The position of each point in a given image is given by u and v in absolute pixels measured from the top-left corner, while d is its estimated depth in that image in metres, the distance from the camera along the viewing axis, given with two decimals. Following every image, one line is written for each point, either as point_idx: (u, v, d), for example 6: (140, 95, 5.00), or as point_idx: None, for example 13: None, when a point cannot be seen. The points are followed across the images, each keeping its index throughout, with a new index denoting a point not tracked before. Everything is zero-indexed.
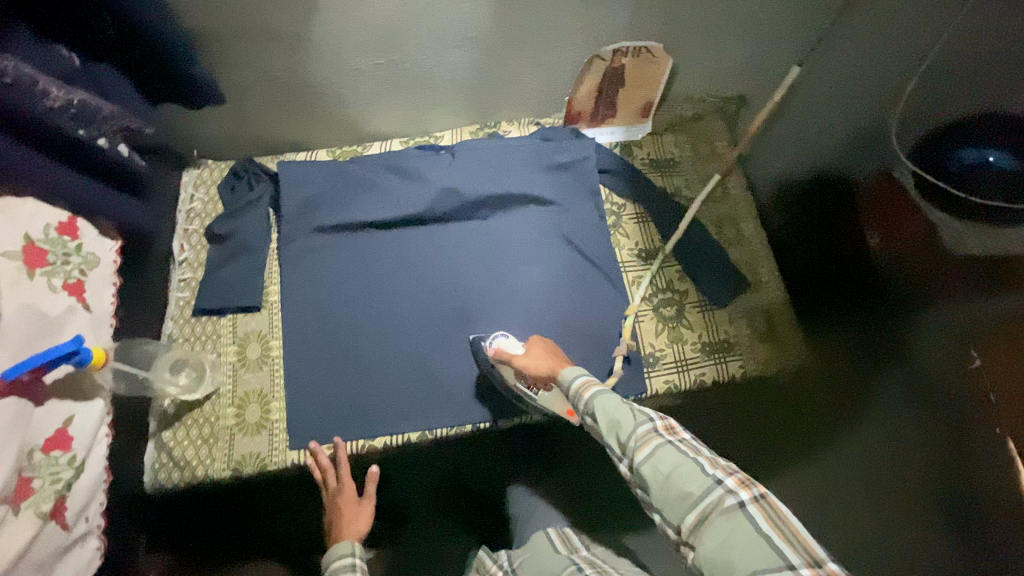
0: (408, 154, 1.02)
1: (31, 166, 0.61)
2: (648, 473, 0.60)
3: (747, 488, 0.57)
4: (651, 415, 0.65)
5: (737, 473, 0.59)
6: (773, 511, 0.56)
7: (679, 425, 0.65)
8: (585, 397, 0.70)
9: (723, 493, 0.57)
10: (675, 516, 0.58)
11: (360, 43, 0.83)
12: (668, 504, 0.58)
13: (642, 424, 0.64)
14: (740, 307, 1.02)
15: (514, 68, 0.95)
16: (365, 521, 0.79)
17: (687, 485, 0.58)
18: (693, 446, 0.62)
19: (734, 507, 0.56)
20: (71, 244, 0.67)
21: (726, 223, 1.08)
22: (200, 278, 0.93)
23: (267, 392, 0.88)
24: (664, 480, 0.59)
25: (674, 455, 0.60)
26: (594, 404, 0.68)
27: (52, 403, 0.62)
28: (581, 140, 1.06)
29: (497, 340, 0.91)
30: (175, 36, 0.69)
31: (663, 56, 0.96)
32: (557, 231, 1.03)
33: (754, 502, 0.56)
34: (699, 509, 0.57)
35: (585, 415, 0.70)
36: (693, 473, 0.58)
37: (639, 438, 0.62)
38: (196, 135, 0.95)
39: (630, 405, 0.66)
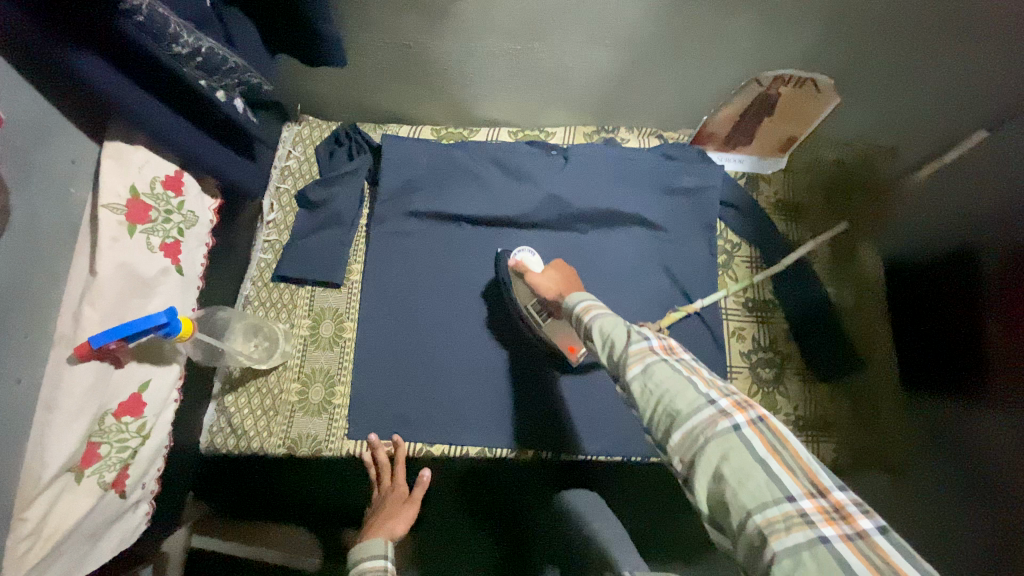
0: (517, 148, 0.94)
1: (145, 109, 0.56)
2: (637, 393, 0.50)
3: (743, 410, 0.47)
4: (645, 332, 0.54)
5: (734, 393, 0.48)
6: (774, 436, 0.45)
7: (680, 345, 0.54)
8: (584, 318, 0.60)
9: (716, 415, 0.46)
10: (662, 436, 0.48)
11: (502, 26, 0.75)
12: (657, 425, 0.49)
13: (633, 341, 0.52)
14: (845, 384, 0.93)
15: (656, 77, 0.85)
16: (402, 525, 0.75)
17: (675, 403, 0.47)
18: (691, 366, 0.51)
19: (729, 430, 0.45)
20: (174, 201, 0.63)
21: (846, 286, 0.98)
22: (284, 242, 0.89)
23: (333, 372, 0.85)
24: (653, 399, 0.49)
25: (666, 371, 0.49)
26: (592, 324, 0.58)
27: (130, 367, 0.59)
28: (707, 165, 0.95)
29: (522, 254, 0.86)
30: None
31: (830, 93, 0.83)
32: (660, 260, 0.94)
33: (751, 424, 0.46)
34: (686, 429, 0.47)
35: (585, 339, 0.60)
36: (684, 391, 0.48)
37: (630, 357, 0.52)
38: (305, 90, 0.90)
39: (625, 322, 0.56)
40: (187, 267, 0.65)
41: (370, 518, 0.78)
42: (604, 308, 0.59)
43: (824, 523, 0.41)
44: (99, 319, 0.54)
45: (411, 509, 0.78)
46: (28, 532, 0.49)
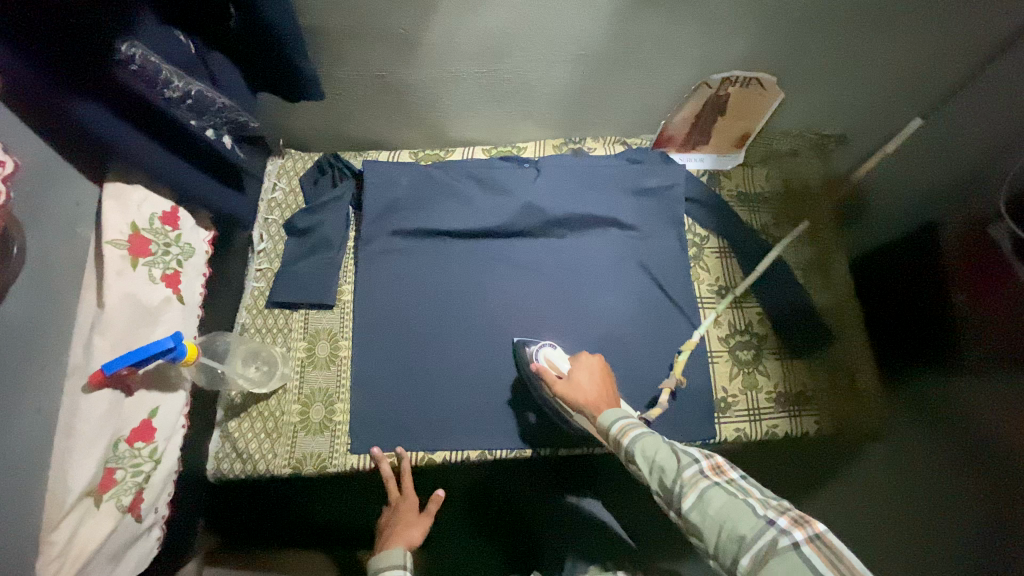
0: (491, 164, 1.00)
1: (145, 152, 0.61)
2: (700, 520, 0.59)
3: (802, 527, 0.56)
4: (695, 455, 0.63)
5: (789, 511, 0.58)
6: (830, 549, 0.54)
7: (727, 465, 0.63)
8: (625, 443, 0.67)
9: (777, 534, 0.56)
10: (731, 560, 0.57)
11: (468, 51, 0.81)
12: (724, 548, 0.57)
13: (687, 466, 0.62)
14: (821, 357, 0.98)
15: (615, 88, 0.92)
16: (418, 532, 0.80)
17: (739, 527, 0.57)
18: (743, 487, 0.61)
19: (790, 548, 0.55)
20: (173, 235, 0.67)
21: (813, 266, 1.03)
22: (276, 270, 0.92)
23: (332, 390, 0.88)
24: (717, 524, 0.58)
25: (722, 497, 0.59)
26: (635, 448, 0.65)
27: (139, 395, 0.62)
28: (671, 166, 1.02)
29: (543, 354, 0.84)
30: (294, 34, 0.68)
31: (773, 89, 0.92)
32: (636, 258, 0.99)
33: (809, 542, 0.55)
34: (752, 553, 0.55)
35: (626, 461, 0.67)
36: (745, 516, 0.57)
37: (687, 483, 0.60)
38: (287, 125, 0.95)
39: (673, 446, 0.65)
40: (187, 295, 0.69)
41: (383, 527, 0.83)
42: (647, 430, 0.67)
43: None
44: (109, 348, 0.59)
45: (425, 520, 0.82)
46: (58, 553, 0.52)
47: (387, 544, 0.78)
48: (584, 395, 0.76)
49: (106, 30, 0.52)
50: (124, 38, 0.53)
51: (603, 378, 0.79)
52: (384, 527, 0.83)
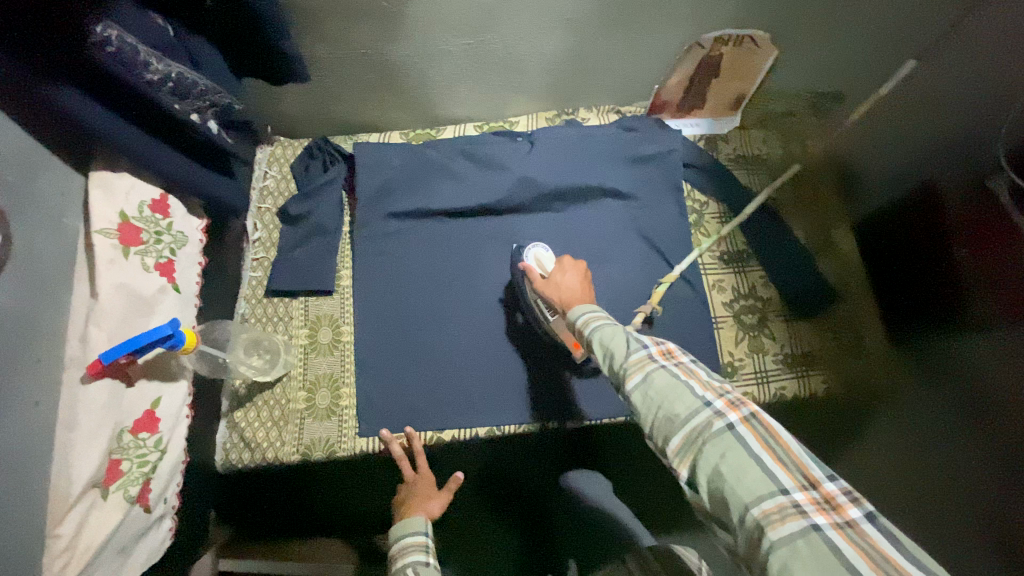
0: (484, 139, 0.98)
1: (131, 139, 0.60)
2: (640, 402, 0.56)
3: (738, 409, 0.52)
4: (644, 341, 0.60)
5: (728, 394, 0.54)
6: (765, 430, 0.51)
7: (678, 349, 0.59)
8: (587, 332, 0.64)
9: (711, 416, 0.52)
10: (665, 441, 0.54)
11: (452, 22, 0.79)
12: (659, 428, 0.54)
13: (634, 352, 0.58)
14: (825, 318, 0.97)
15: (606, 54, 0.90)
16: (437, 506, 0.81)
17: (675, 408, 0.53)
18: (689, 371, 0.57)
19: (723, 429, 0.51)
20: (163, 223, 0.65)
21: (811, 227, 1.02)
22: (273, 258, 0.91)
23: (337, 376, 0.87)
24: (654, 405, 0.55)
25: (664, 378, 0.55)
26: (593, 337, 0.63)
27: (141, 386, 0.62)
28: (667, 132, 1.00)
29: (532, 254, 0.87)
30: (273, 11, 0.66)
31: (766, 46, 0.89)
32: (635, 227, 0.98)
33: (744, 423, 0.51)
34: (686, 432, 0.53)
35: (586, 350, 0.65)
36: (683, 397, 0.54)
37: (631, 366, 0.57)
38: (274, 111, 0.93)
39: (624, 333, 0.61)
40: (182, 284, 0.68)
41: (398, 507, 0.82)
42: (608, 320, 0.64)
43: (816, 513, 0.46)
44: (106, 338, 0.58)
45: (446, 494, 0.84)
46: (65, 547, 0.51)
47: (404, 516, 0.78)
48: (557, 290, 0.75)
49: (81, 11, 0.50)
50: (97, 19, 0.51)
51: (583, 282, 0.75)
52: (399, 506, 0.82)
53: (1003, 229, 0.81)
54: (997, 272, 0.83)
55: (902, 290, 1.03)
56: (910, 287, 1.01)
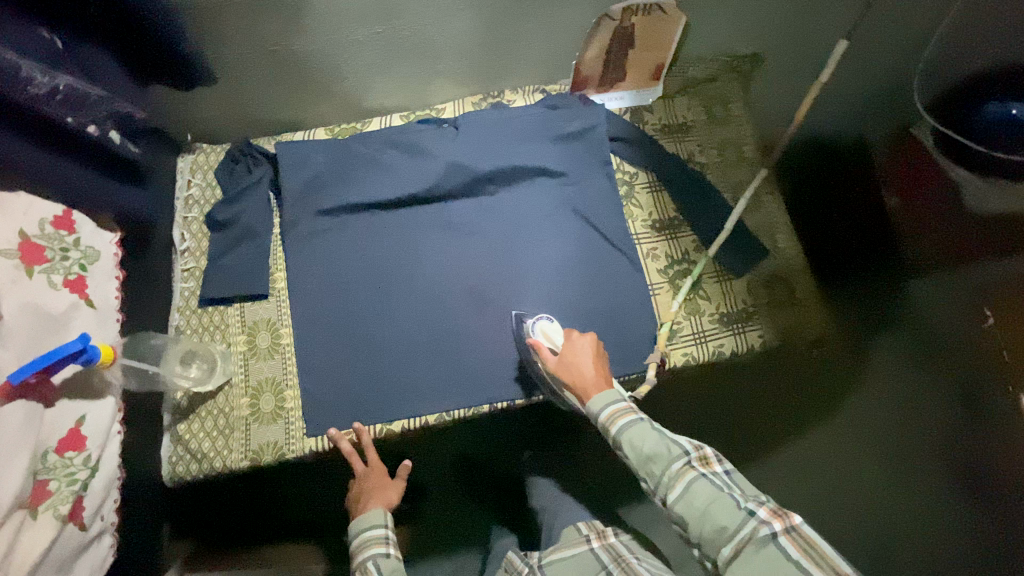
0: (410, 129, 0.98)
1: (33, 157, 0.59)
2: (685, 509, 0.65)
3: (779, 519, 0.62)
4: (685, 447, 0.69)
5: (768, 503, 0.63)
6: (805, 540, 0.60)
7: (714, 456, 0.68)
8: (614, 432, 0.71)
9: (756, 524, 0.61)
10: (713, 550, 0.63)
11: (356, 12, 0.79)
12: (705, 537, 0.63)
13: (676, 459, 0.67)
14: (759, 275, 1.00)
15: (518, 32, 0.90)
16: (395, 493, 0.82)
17: (721, 517, 0.63)
18: (726, 481, 0.66)
19: (769, 538, 0.60)
20: (69, 239, 0.64)
21: (741, 187, 1.04)
22: (203, 267, 0.90)
23: (280, 379, 0.87)
24: (701, 516, 0.64)
25: (707, 490, 0.65)
26: (623, 440, 0.70)
27: (62, 405, 0.61)
28: (590, 107, 1.01)
29: (540, 325, 0.86)
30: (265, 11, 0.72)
31: (675, 13, 0.90)
32: (568, 204, 0.99)
33: (786, 533, 0.61)
34: (734, 543, 0.61)
35: (614, 447, 0.73)
36: (727, 508, 0.63)
37: (674, 475, 0.67)
38: (190, 117, 0.91)
39: (663, 436, 0.70)
40: (98, 299, 0.67)
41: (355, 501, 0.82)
42: (635, 415, 0.72)
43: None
44: (14, 358, 0.55)
45: (400, 482, 0.83)
46: None
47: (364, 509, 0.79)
48: (573, 372, 0.78)
49: None
50: None
51: (600, 361, 0.79)
52: (355, 499, 0.82)
53: (932, 176, 1.03)
54: (941, 207, 1.03)
55: (855, 253, 1.23)
56: (862, 245, 1.22)
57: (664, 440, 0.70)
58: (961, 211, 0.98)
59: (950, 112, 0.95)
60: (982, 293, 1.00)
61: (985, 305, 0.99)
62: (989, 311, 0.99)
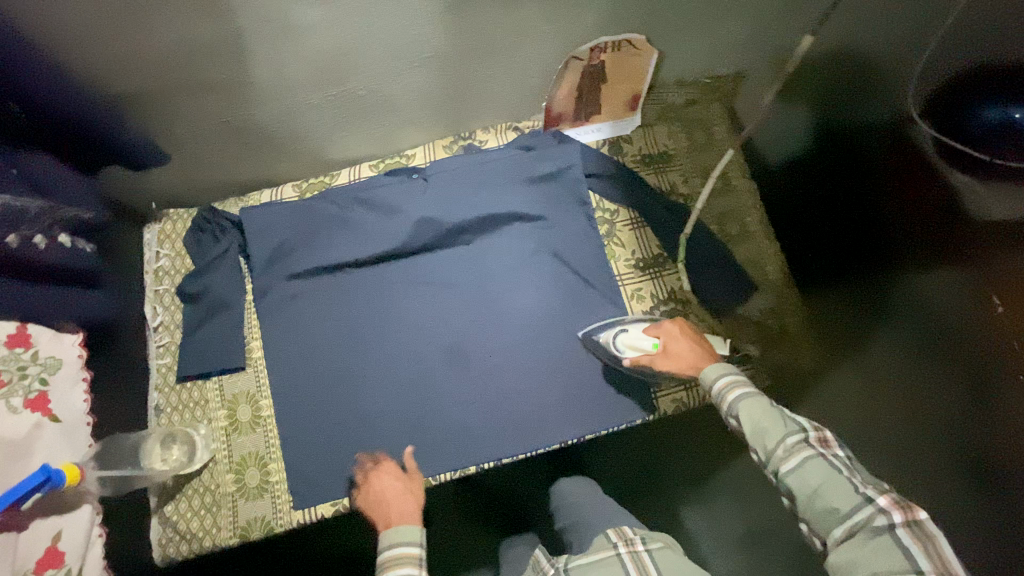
0: (377, 183, 0.94)
1: None
2: (796, 486, 0.60)
3: (900, 510, 0.55)
4: (801, 425, 0.64)
5: (890, 492, 0.57)
6: (930, 538, 0.53)
7: (832, 439, 0.63)
8: (730, 400, 0.68)
9: (873, 512, 0.56)
10: (822, 528, 0.58)
11: (306, 80, 0.75)
12: (814, 515, 0.59)
13: (792, 434, 0.63)
14: (747, 312, 0.97)
15: (482, 78, 0.86)
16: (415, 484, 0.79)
17: (833, 500, 0.57)
18: (844, 462, 0.61)
19: (885, 529, 0.55)
20: (26, 355, 0.63)
21: (728, 219, 1.00)
22: (179, 341, 0.89)
23: (263, 453, 0.86)
24: (812, 495, 0.59)
25: (822, 469, 0.59)
26: (740, 408, 0.67)
27: (35, 526, 0.61)
28: (565, 145, 0.97)
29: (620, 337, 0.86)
30: (196, 78, 0.70)
31: (646, 47, 0.86)
32: (547, 248, 0.96)
33: (904, 526, 0.54)
34: (845, 526, 0.56)
35: (728, 416, 0.69)
36: (843, 491, 0.57)
37: (788, 450, 0.62)
38: (151, 189, 0.89)
39: (778, 411, 0.65)
40: (63, 413, 0.66)
41: (369, 499, 0.78)
42: (752, 391, 0.68)
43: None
44: None
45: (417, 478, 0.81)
46: None
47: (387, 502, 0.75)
48: (680, 363, 0.79)
49: None
50: None
51: (689, 335, 0.81)
52: (368, 500, 0.78)
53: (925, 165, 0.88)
54: (923, 201, 0.89)
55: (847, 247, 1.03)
56: (852, 241, 1.02)
57: (778, 416, 0.65)
58: (960, 212, 0.83)
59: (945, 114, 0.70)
60: (975, 280, 0.82)
61: (987, 292, 0.80)
62: (998, 299, 0.78)
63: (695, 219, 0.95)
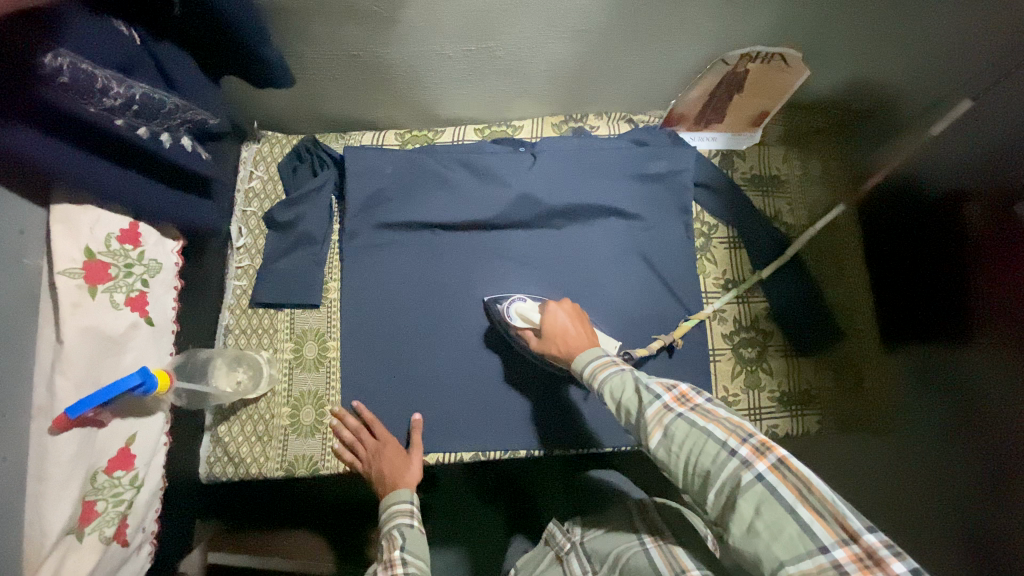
0: (483, 148, 0.92)
1: (111, 177, 0.57)
2: (667, 457, 0.59)
3: (762, 455, 0.55)
4: (657, 390, 0.62)
5: (752, 438, 0.56)
6: (795, 476, 0.53)
7: (692, 391, 0.62)
8: (596, 382, 0.68)
9: (739, 465, 0.55)
10: (701, 495, 0.57)
11: (453, 29, 0.72)
12: (692, 481, 0.58)
13: (649, 405, 0.61)
14: (827, 355, 0.94)
15: (620, 63, 0.82)
16: (417, 468, 0.78)
17: (703, 463, 0.56)
18: (708, 412, 0.60)
19: (753, 480, 0.54)
20: (134, 253, 0.62)
21: (826, 260, 0.98)
22: (258, 267, 0.88)
23: (322, 394, 0.85)
24: (684, 460, 0.58)
25: (686, 430, 0.58)
26: (604, 390, 0.66)
27: (115, 425, 0.61)
28: (680, 149, 0.93)
29: (515, 304, 0.84)
30: (349, 8, 0.67)
31: (798, 65, 0.82)
32: (638, 249, 0.93)
33: (772, 470, 0.54)
34: (719, 485, 0.56)
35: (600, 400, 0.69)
36: (708, 450, 0.57)
37: (650, 421, 0.61)
38: (259, 108, 0.87)
39: (635, 381, 0.64)
40: (156, 316, 0.65)
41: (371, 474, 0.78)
42: (615, 366, 0.68)
43: (856, 571, 0.48)
44: (74, 386, 0.55)
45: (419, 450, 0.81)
46: None
47: (388, 488, 0.75)
48: (557, 343, 0.77)
49: (28, 44, 0.46)
50: (47, 47, 0.47)
51: (580, 321, 0.79)
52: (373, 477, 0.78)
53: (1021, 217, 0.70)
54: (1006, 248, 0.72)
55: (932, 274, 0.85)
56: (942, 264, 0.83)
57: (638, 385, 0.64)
58: None
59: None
60: None
61: None
62: None
63: (796, 249, 0.92)
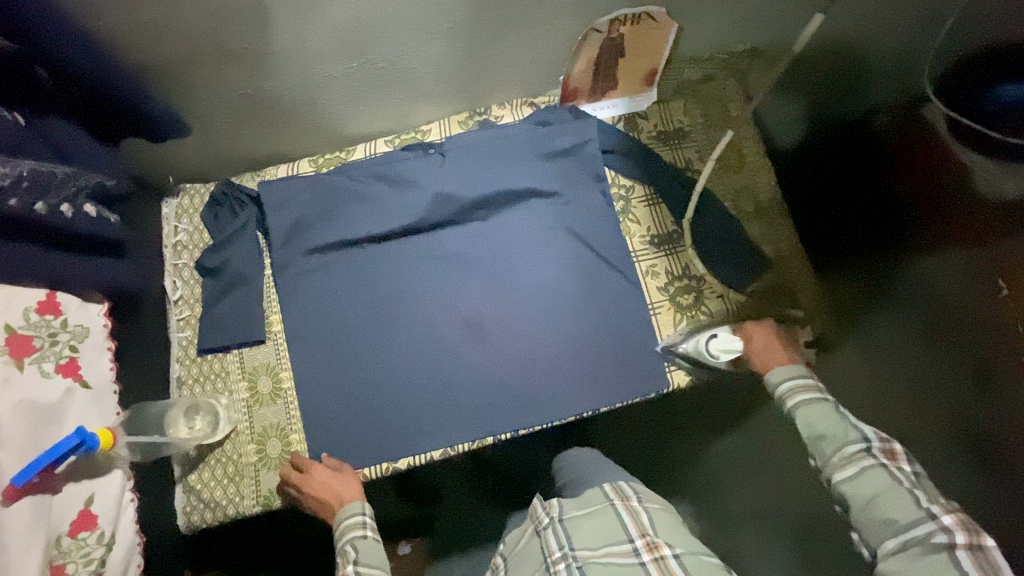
0: (395, 158, 0.95)
1: (15, 253, 0.59)
2: (849, 491, 0.67)
3: (964, 531, 0.60)
4: (866, 434, 0.70)
5: (958, 513, 0.61)
6: (989, 563, 0.58)
7: (900, 451, 0.69)
8: (789, 403, 0.76)
9: (933, 528, 0.61)
10: (875, 539, 0.64)
11: (330, 49, 0.76)
12: (867, 523, 0.65)
13: (853, 443, 0.69)
14: (762, 286, 0.97)
15: (500, 51, 0.86)
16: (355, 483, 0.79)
17: (887, 510, 0.64)
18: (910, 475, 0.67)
19: (941, 545, 0.60)
20: (56, 322, 0.64)
21: (742, 196, 1.01)
22: (198, 315, 0.90)
23: (285, 425, 0.87)
24: (866, 501, 0.66)
25: (882, 480, 0.66)
26: (798, 412, 0.74)
27: (69, 489, 0.62)
28: (580, 121, 0.97)
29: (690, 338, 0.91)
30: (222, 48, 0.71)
31: (665, 22, 0.86)
32: (563, 223, 0.96)
33: (965, 548, 0.59)
34: (901, 537, 0.62)
35: (786, 416, 0.77)
36: (902, 503, 0.64)
37: (847, 457, 0.69)
38: (169, 163, 0.90)
39: (844, 418, 0.72)
40: (92, 378, 0.68)
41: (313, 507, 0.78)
42: (815, 394, 0.75)
43: None
44: (17, 458, 0.57)
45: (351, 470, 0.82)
46: None
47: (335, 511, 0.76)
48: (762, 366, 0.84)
49: None
50: None
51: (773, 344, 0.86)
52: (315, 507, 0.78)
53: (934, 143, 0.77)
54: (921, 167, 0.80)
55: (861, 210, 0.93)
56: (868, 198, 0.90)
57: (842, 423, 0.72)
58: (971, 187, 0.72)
59: (951, 90, 0.64)
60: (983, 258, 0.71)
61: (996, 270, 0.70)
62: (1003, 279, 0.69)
63: (702, 185, 0.95)
